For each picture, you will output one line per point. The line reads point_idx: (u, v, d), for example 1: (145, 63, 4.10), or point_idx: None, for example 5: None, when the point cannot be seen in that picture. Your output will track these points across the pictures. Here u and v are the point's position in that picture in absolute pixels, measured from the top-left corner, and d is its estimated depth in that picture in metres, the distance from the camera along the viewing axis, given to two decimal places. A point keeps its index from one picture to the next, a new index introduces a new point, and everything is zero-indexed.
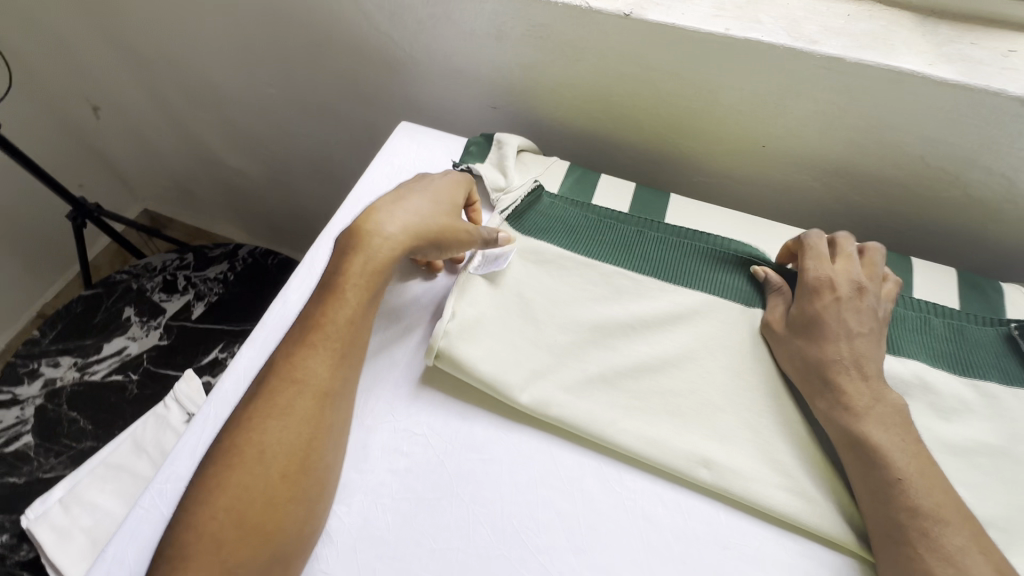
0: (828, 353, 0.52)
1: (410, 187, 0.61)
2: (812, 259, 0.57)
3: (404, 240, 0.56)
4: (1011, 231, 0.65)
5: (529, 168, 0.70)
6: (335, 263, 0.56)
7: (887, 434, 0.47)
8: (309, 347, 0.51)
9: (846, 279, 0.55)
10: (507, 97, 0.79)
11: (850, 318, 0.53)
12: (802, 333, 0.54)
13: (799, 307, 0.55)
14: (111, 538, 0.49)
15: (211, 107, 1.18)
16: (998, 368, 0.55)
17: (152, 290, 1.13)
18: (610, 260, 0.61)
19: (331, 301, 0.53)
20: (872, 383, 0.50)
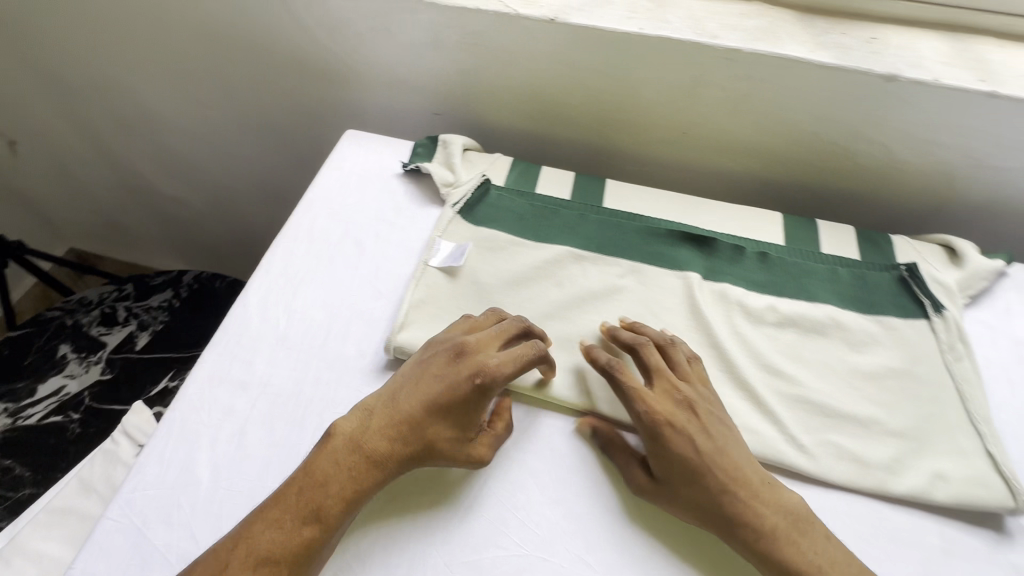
0: (712, 496, 0.48)
1: (438, 389, 0.50)
2: (632, 395, 0.52)
3: (406, 441, 0.49)
4: (895, 192, 0.76)
5: (475, 165, 0.74)
6: (327, 466, 0.47)
7: (798, 551, 0.46)
8: (293, 526, 0.45)
9: (674, 403, 0.51)
10: (448, 104, 0.84)
11: (702, 440, 0.49)
12: (681, 481, 0.48)
13: (659, 454, 0.49)
14: (81, 550, 0.46)
15: (143, 134, 1.15)
16: (895, 305, 0.63)
17: (89, 324, 1.07)
18: (557, 242, 0.66)
19: (318, 520, 0.45)
20: (765, 487, 0.48)
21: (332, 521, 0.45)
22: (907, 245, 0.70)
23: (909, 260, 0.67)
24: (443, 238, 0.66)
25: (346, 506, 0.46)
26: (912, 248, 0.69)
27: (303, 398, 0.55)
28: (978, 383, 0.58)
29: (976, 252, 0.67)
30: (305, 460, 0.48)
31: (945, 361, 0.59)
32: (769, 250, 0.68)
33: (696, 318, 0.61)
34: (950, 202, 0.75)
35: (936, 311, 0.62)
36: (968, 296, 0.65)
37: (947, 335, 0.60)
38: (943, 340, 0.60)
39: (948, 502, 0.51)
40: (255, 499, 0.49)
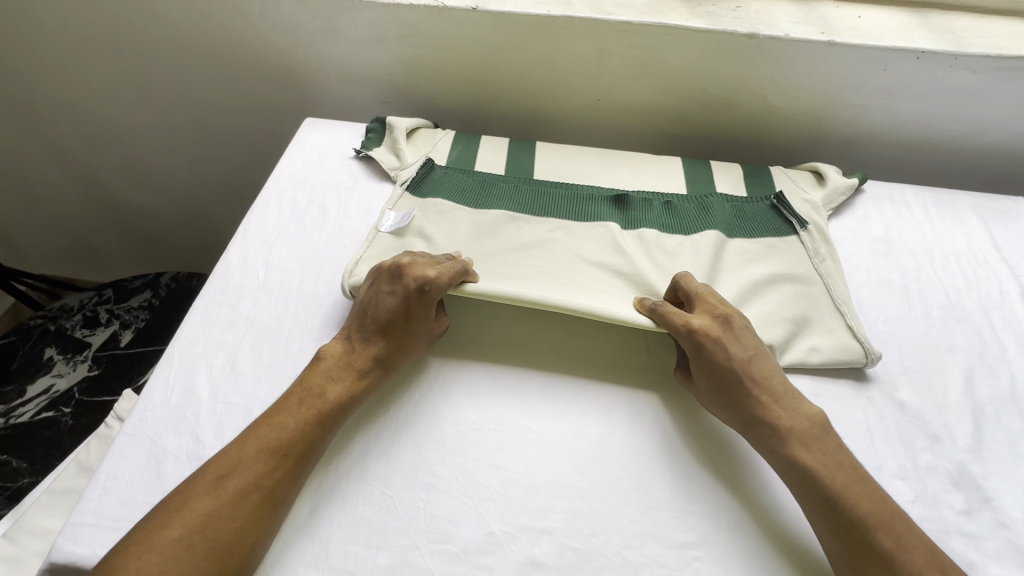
0: (746, 398, 0.56)
1: (388, 302, 0.60)
2: (673, 318, 0.61)
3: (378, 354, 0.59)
4: (775, 133, 0.91)
5: (419, 148, 0.85)
6: (321, 379, 0.57)
7: (807, 449, 0.53)
8: (296, 423, 0.54)
9: (709, 316, 0.60)
10: (395, 91, 0.96)
11: (732, 347, 0.58)
12: (718, 383, 0.58)
13: (699, 357, 0.59)
14: (104, 458, 0.55)
15: (113, 149, 1.22)
16: (772, 226, 0.75)
17: (73, 328, 1.13)
18: (493, 205, 0.76)
19: (316, 419, 0.54)
20: (785, 393, 0.57)
21: (327, 418, 0.55)
22: (783, 178, 0.83)
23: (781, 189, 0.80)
24: (392, 209, 0.75)
25: (340, 409, 0.56)
26: (787, 178, 0.83)
27: (283, 329, 0.64)
28: (841, 276, 0.71)
29: (838, 174, 0.82)
30: (298, 380, 0.57)
31: (815, 263, 0.71)
32: (673, 199, 0.79)
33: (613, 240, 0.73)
34: (819, 138, 0.90)
35: (802, 225, 0.75)
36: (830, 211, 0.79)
37: (812, 245, 0.73)
38: (811, 246, 0.73)
39: (820, 365, 0.63)
40: (250, 408, 0.58)
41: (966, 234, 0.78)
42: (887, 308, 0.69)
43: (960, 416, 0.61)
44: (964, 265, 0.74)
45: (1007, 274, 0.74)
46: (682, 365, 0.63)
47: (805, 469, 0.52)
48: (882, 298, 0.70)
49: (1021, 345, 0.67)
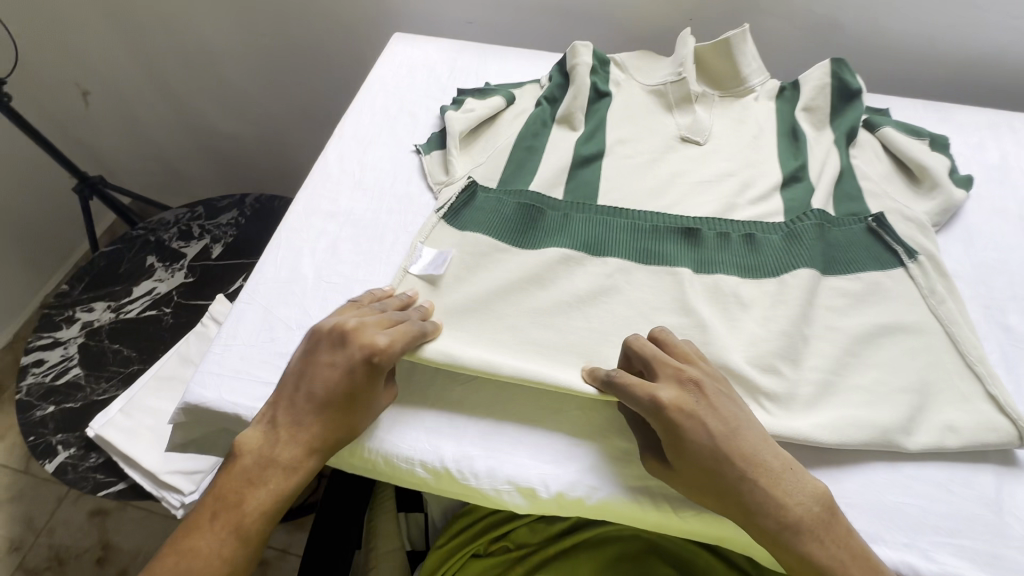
0: (740, 490, 0.45)
1: (313, 379, 0.51)
2: (637, 389, 0.48)
3: (310, 438, 0.50)
4: (884, 59, 0.84)
5: (474, 157, 0.73)
6: (233, 474, 0.50)
7: (819, 544, 0.45)
8: (215, 523, 0.48)
9: (680, 395, 0.48)
10: (482, 11, 0.95)
11: (710, 436, 0.46)
12: (697, 475, 0.46)
13: (672, 450, 0.47)
14: (224, 322, 0.60)
15: (204, 72, 1.27)
16: (874, 258, 0.61)
17: (170, 240, 1.21)
18: (548, 245, 0.64)
19: (238, 519, 0.48)
20: (784, 488, 0.45)
21: (259, 515, 0.49)
22: (889, 195, 0.67)
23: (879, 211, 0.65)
24: (425, 243, 0.64)
25: (271, 505, 0.49)
26: (891, 195, 0.67)
27: (377, 221, 0.68)
28: (967, 324, 0.57)
29: (947, 181, 0.68)
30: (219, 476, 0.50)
31: (930, 306, 0.58)
32: (755, 230, 0.64)
33: (701, 159, 0.72)
34: (933, 64, 0.83)
35: (910, 257, 0.60)
36: (936, 227, 0.66)
37: (925, 280, 0.60)
38: (925, 286, 0.59)
39: (960, 449, 0.52)
40: (350, 288, 0.62)
41: None
42: (998, 235, 0.65)
43: None
44: None
45: None
46: (649, 445, 0.50)
47: (814, 566, 0.45)
48: (993, 225, 0.66)
49: None
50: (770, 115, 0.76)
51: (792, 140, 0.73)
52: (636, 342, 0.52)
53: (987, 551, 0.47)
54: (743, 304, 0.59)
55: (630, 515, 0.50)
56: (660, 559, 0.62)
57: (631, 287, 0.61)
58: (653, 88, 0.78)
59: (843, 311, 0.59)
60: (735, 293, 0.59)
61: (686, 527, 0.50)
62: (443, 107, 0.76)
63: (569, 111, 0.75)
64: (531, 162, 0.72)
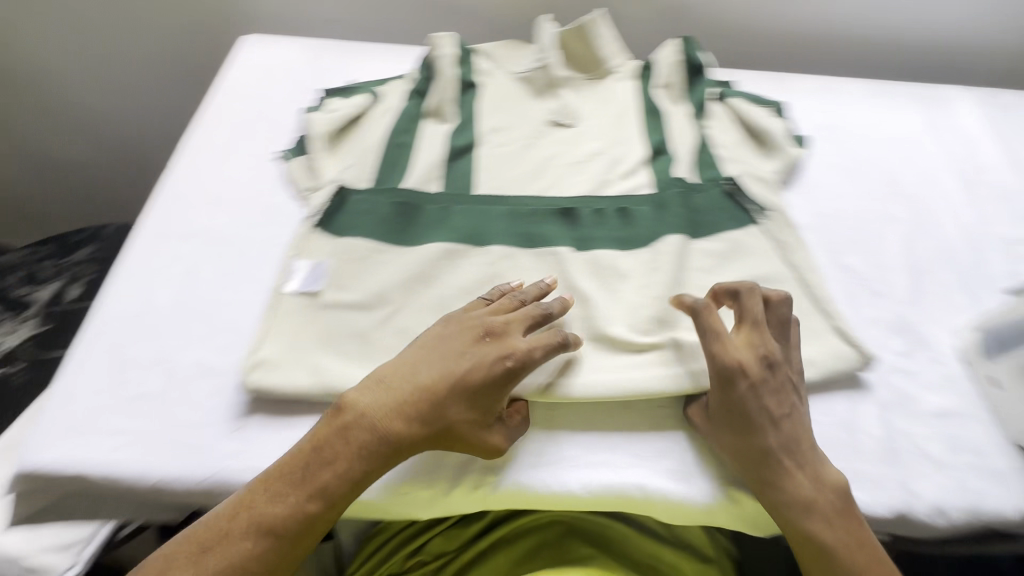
0: (765, 454, 0.49)
1: (431, 372, 0.49)
2: (723, 348, 0.51)
3: (367, 442, 0.47)
4: (727, 37, 0.91)
5: (344, 158, 0.69)
6: (271, 474, 0.46)
7: (828, 526, 0.47)
8: (238, 529, 0.44)
9: (751, 357, 0.51)
10: (341, 9, 0.92)
11: (777, 406, 0.51)
12: (744, 433, 0.50)
13: (727, 403, 0.51)
14: (62, 373, 0.53)
15: (30, 91, 1.10)
16: (734, 216, 0.66)
17: (13, 287, 1.05)
18: (430, 240, 0.62)
19: (266, 522, 0.45)
20: (802, 471, 0.49)
21: (291, 521, 0.45)
22: (741, 159, 0.73)
23: (734, 173, 0.70)
24: (299, 257, 0.61)
25: (305, 511, 0.45)
26: (743, 159, 0.73)
27: (240, 236, 0.63)
28: (815, 270, 0.63)
29: (786, 141, 0.74)
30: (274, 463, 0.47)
31: (785, 256, 0.64)
32: (629, 203, 0.66)
33: (571, 141, 0.74)
34: (767, 39, 0.91)
35: (763, 212, 0.66)
36: (782, 183, 0.72)
37: (776, 231, 0.65)
38: (778, 237, 0.65)
39: (819, 382, 0.57)
40: (215, 312, 0.57)
41: (903, 120, 0.82)
42: (833, 186, 0.73)
43: (899, 276, 0.65)
44: (902, 146, 0.78)
45: (941, 154, 0.78)
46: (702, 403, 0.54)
47: (818, 544, 0.47)
48: (828, 178, 0.74)
49: (951, 213, 0.72)
50: (633, 93, 0.79)
51: (652, 116, 0.76)
52: (736, 289, 0.55)
53: (849, 468, 0.52)
54: (622, 275, 0.61)
55: (569, 503, 0.51)
56: (580, 539, 0.62)
57: (516, 272, 0.61)
58: (520, 76, 0.79)
59: (710, 270, 0.63)
60: (611, 266, 0.62)
61: (693, 514, 0.52)
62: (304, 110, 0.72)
63: (439, 102, 0.74)
64: (404, 159, 0.70)
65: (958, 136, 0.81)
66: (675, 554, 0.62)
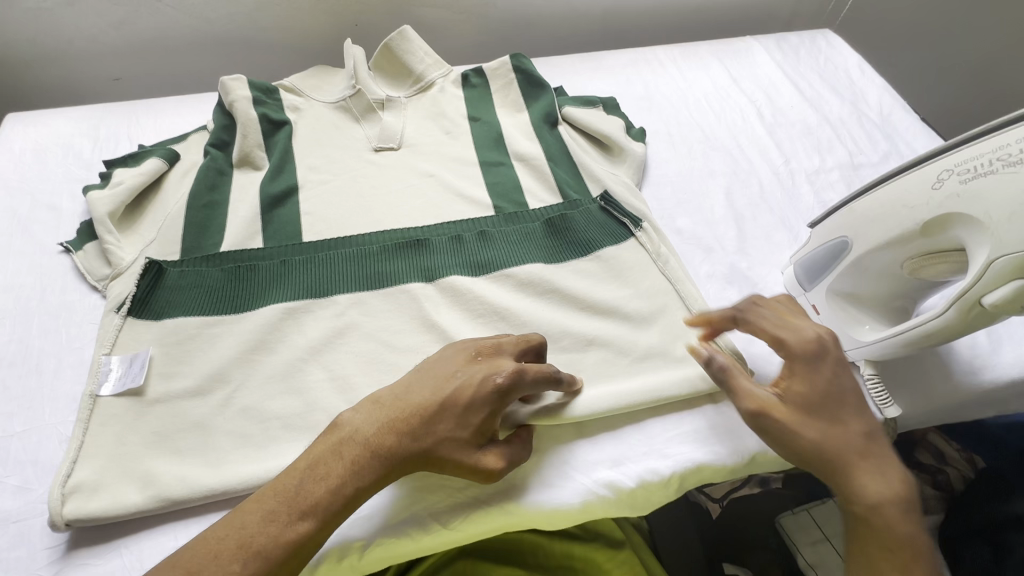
0: (849, 433, 0.48)
1: (423, 391, 0.46)
2: (780, 332, 0.52)
3: (349, 475, 0.42)
4: (539, 27, 0.92)
5: (144, 233, 0.62)
6: (259, 501, 0.41)
7: (908, 519, 0.46)
8: (210, 566, 0.38)
9: (833, 343, 0.52)
10: (124, 65, 0.83)
11: (857, 389, 0.50)
12: (830, 410, 0.48)
13: (811, 390, 0.49)
14: None
15: None
16: (608, 233, 0.66)
17: None
18: (266, 304, 0.57)
19: (229, 562, 0.38)
20: (877, 470, 0.47)
21: (262, 561, 0.39)
22: (600, 167, 0.72)
23: (602, 190, 0.70)
24: (113, 352, 0.53)
25: (280, 553, 0.39)
26: (607, 169, 0.72)
27: (28, 352, 0.54)
28: (688, 275, 0.63)
29: (629, 139, 0.75)
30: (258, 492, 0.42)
31: (663, 264, 0.63)
32: (487, 226, 0.65)
33: (399, 163, 0.71)
34: (577, 22, 0.94)
35: (637, 225, 0.66)
36: (639, 182, 0.73)
37: (651, 244, 0.65)
38: (653, 247, 0.65)
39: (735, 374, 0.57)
40: (6, 447, 0.49)
41: (710, 77, 0.87)
42: (657, 154, 0.76)
43: (727, 227, 0.69)
44: (713, 102, 0.83)
45: (747, 102, 0.84)
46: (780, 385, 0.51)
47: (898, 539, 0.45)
48: (652, 146, 0.77)
49: (764, 155, 0.77)
50: (458, 103, 0.78)
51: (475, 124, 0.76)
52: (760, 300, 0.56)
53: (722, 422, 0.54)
54: (471, 291, 0.59)
55: (560, 517, 0.49)
56: (485, 560, 0.60)
57: (363, 313, 0.57)
58: (334, 104, 0.76)
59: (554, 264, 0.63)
60: (455, 287, 0.59)
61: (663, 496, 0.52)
62: (87, 189, 0.64)
63: (244, 148, 0.69)
64: (217, 219, 0.64)
65: (760, 82, 0.87)
66: (585, 547, 0.61)
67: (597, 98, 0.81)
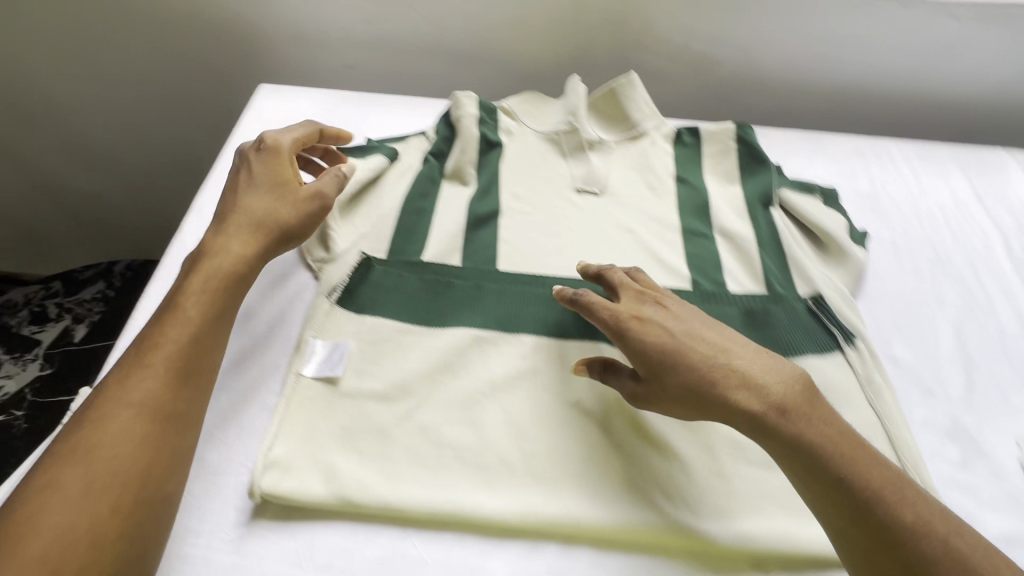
0: (691, 370, 0.47)
1: (253, 200, 0.57)
2: (599, 310, 0.51)
3: (218, 289, 0.52)
4: (758, 93, 0.88)
5: (357, 224, 0.66)
6: (144, 335, 0.49)
7: (809, 426, 0.45)
8: (113, 392, 0.46)
9: (639, 303, 0.52)
10: (359, 56, 0.89)
11: (688, 330, 0.49)
12: (668, 371, 0.47)
13: (640, 365, 0.48)
14: None
15: (40, 121, 1.05)
16: (813, 342, 0.60)
17: (18, 325, 1.05)
18: (457, 326, 0.58)
19: (133, 375, 0.46)
20: (745, 388, 0.46)
21: (158, 375, 0.47)
22: (813, 265, 0.66)
23: (811, 291, 0.64)
24: (318, 336, 0.57)
25: (172, 366, 0.48)
26: (820, 268, 0.66)
27: (246, 312, 0.59)
28: (901, 416, 0.56)
29: (850, 241, 0.68)
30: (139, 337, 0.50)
31: (874, 395, 0.56)
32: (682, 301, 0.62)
33: (599, 210, 0.70)
34: (801, 97, 0.88)
35: (849, 342, 0.59)
36: (853, 291, 0.66)
37: (862, 367, 0.58)
38: (863, 373, 0.58)
39: None
40: (217, 400, 0.53)
41: (949, 188, 0.77)
42: (877, 265, 0.68)
43: (952, 370, 0.60)
44: (949, 218, 0.74)
45: (990, 227, 0.73)
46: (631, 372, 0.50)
47: (810, 452, 0.44)
48: (872, 253, 0.69)
49: (1006, 296, 0.66)
50: (666, 160, 0.76)
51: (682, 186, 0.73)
52: (592, 274, 0.56)
53: None
54: None
55: None
56: None
57: (547, 361, 0.57)
58: (547, 135, 0.76)
59: None
60: None
61: None
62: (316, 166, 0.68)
63: (459, 163, 0.71)
64: (422, 226, 0.66)
65: (1009, 207, 0.76)
66: None
67: (816, 185, 0.74)
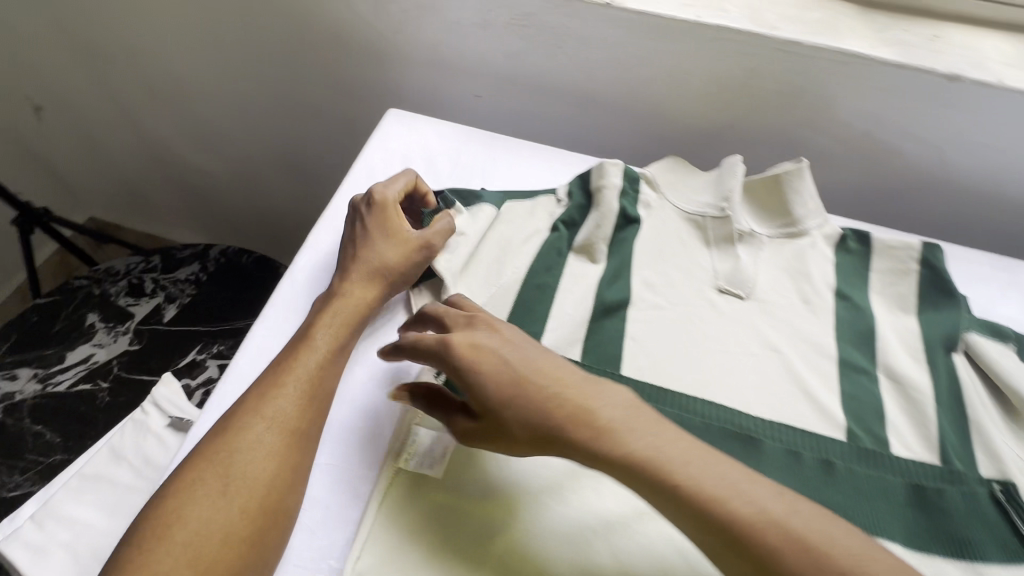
0: (528, 409, 0.44)
1: (373, 243, 0.59)
2: (429, 345, 0.48)
3: (346, 325, 0.55)
4: (940, 196, 0.75)
5: (473, 286, 0.60)
6: (277, 358, 0.53)
7: (653, 457, 0.42)
8: (245, 408, 0.49)
9: (473, 330, 0.48)
10: (491, 87, 0.83)
11: (517, 364, 0.46)
12: (503, 411, 0.45)
13: (482, 404, 0.45)
14: None
15: (167, 99, 1.07)
16: (999, 546, 0.49)
17: (117, 295, 1.08)
18: None
19: (269, 393, 0.49)
20: (579, 422, 0.43)
21: (289, 398, 0.49)
22: (1004, 440, 0.54)
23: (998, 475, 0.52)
24: (421, 425, 0.52)
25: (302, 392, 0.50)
26: (1010, 445, 0.54)
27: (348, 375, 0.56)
28: None
29: None
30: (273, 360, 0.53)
31: None
32: (835, 456, 0.52)
33: (742, 318, 0.61)
34: (994, 208, 0.74)
35: None
36: None
37: None
38: None
39: None
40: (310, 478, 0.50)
41: None
42: None
43: None
44: None
45: None
46: (463, 411, 0.48)
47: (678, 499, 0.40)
48: None
49: None
50: (827, 268, 0.65)
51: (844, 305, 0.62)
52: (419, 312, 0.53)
53: None
54: None
55: None
56: None
57: None
58: (689, 216, 0.67)
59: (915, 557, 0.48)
60: None
61: None
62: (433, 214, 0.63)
63: (592, 237, 0.64)
64: (543, 306, 0.60)
65: None
66: None
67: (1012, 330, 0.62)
